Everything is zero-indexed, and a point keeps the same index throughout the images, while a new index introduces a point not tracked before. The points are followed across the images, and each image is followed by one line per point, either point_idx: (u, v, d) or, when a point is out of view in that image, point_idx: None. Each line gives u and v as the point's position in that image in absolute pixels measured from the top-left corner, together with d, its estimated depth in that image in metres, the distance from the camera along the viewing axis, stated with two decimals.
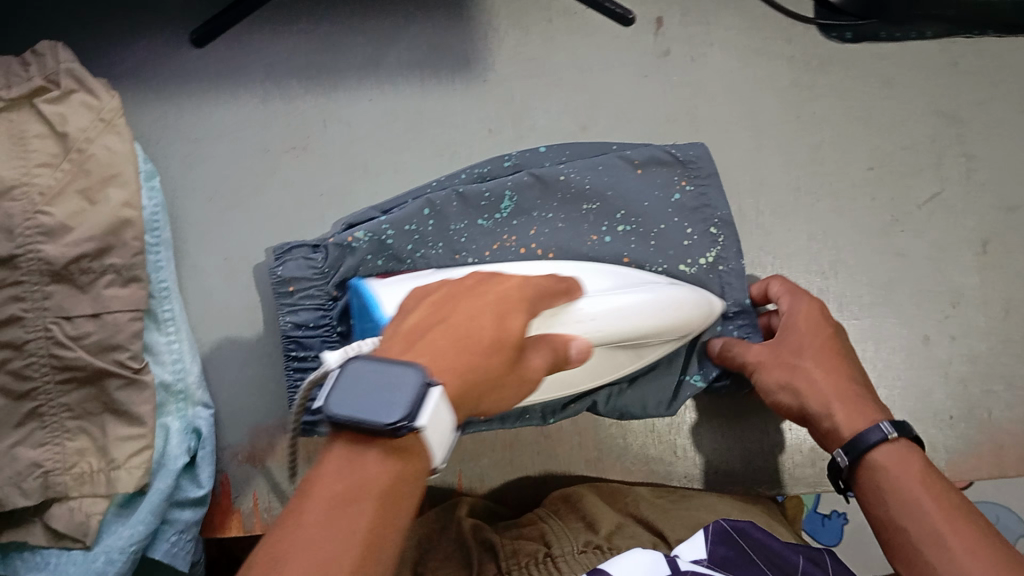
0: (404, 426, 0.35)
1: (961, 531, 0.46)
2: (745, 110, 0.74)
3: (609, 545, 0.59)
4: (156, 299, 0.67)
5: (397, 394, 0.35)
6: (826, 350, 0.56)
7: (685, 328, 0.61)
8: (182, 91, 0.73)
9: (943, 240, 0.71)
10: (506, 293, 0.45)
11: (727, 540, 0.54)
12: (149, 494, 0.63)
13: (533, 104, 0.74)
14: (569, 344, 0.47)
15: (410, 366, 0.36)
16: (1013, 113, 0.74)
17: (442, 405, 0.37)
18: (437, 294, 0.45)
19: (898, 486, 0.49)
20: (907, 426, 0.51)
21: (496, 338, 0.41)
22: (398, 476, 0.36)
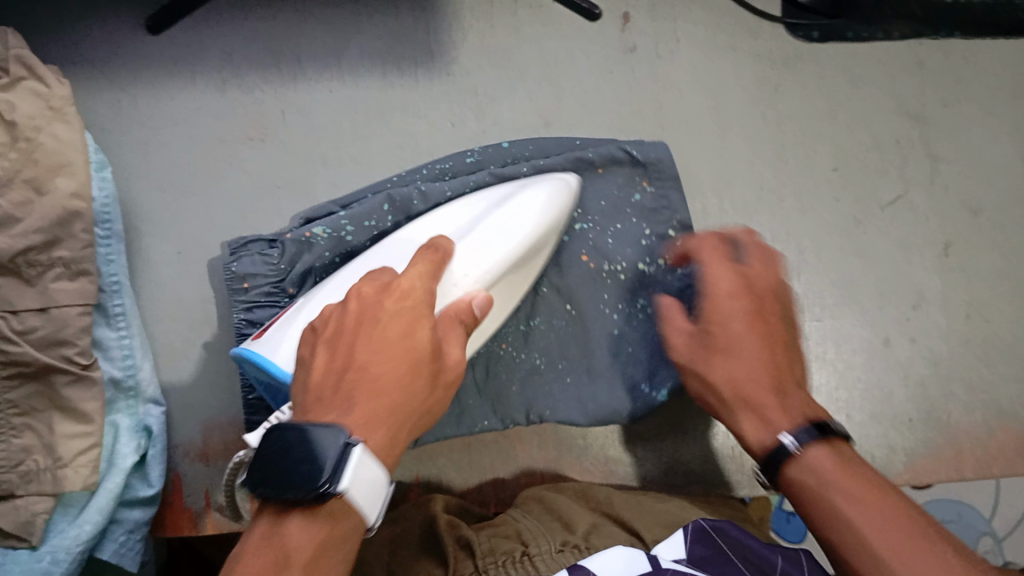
0: (327, 489, 0.40)
1: (889, 514, 0.43)
2: (710, 107, 0.73)
3: (586, 544, 0.58)
4: (106, 293, 0.65)
5: (319, 460, 0.40)
6: (735, 331, 0.51)
7: (560, 222, 0.60)
8: (136, 79, 0.71)
9: (906, 242, 0.71)
10: (405, 302, 0.47)
11: (706, 538, 0.54)
12: (98, 493, 0.62)
13: (497, 98, 0.72)
14: (471, 305, 0.51)
15: (332, 427, 0.41)
16: (978, 114, 0.74)
17: (366, 465, 0.41)
18: (329, 325, 0.47)
19: (828, 494, 0.45)
20: (829, 428, 0.47)
21: (410, 362, 0.45)
22: (325, 536, 0.41)
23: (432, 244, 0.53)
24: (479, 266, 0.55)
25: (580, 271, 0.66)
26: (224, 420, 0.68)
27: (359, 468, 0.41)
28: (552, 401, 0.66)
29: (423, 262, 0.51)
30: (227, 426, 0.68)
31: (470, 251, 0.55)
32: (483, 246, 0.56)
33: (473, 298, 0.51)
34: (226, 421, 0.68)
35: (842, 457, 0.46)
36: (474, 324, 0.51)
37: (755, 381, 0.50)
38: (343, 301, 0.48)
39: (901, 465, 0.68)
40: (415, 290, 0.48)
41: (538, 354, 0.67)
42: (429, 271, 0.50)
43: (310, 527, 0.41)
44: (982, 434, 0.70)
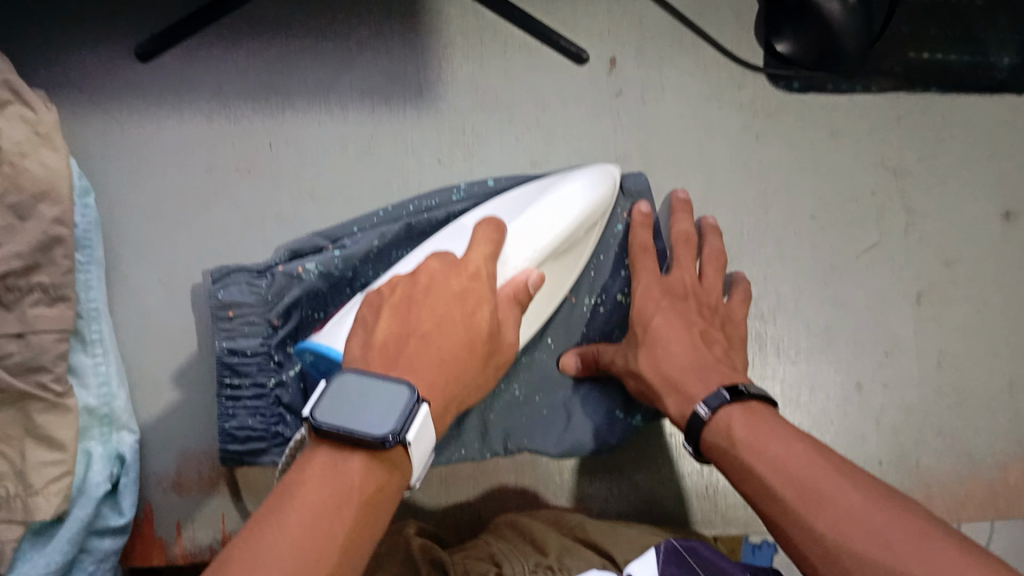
0: (392, 438, 0.42)
1: (805, 458, 0.47)
2: (693, 152, 0.74)
3: (559, 566, 0.61)
4: (84, 320, 0.65)
5: (388, 413, 0.42)
6: (657, 325, 0.61)
7: (602, 211, 0.65)
8: (124, 105, 0.71)
9: (881, 291, 0.73)
10: (472, 286, 0.53)
11: (679, 559, 0.55)
12: (67, 522, 0.61)
13: (485, 136, 0.73)
14: (528, 282, 0.56)
15: (400, 386, 0.43)
16: (954, 168, 0.75)
17: (426, 425, 0.45)
18: (395, 295, 0.52)
19: (764, 455, 0.49)
20: (749, 389, 0.53)
21: (468, 340, 0.50)
22: (381, 483, 0.43)
23: (496, 228, 0.59)
24: (529, 248, 0.60)
25: (565, 307, 0.68)
26: (200, 448, 0.67)
27: (421, 423, 0.44)
28: (528, 430, 0.67)
29: (485, 245, 0.57)
30: (202, 454, 0.67)
31: (520, 236, 0.60)
32: (532, 228, 0.60)
33: (528, 275, 0.56)
34: (201, 449, 0.67)
35: (769, 419, 0.51)
36: (528, 299, 0.56)
37: (672, 359, 0.58)
38: (411, 274, 0.54)
39: None
40: (481, 273, 0.55)
41: (518, 384, 0.67)
42: (490, 252, 0.57)
43: (369, 472, 0.43)
44: (952, 481, 0.71)
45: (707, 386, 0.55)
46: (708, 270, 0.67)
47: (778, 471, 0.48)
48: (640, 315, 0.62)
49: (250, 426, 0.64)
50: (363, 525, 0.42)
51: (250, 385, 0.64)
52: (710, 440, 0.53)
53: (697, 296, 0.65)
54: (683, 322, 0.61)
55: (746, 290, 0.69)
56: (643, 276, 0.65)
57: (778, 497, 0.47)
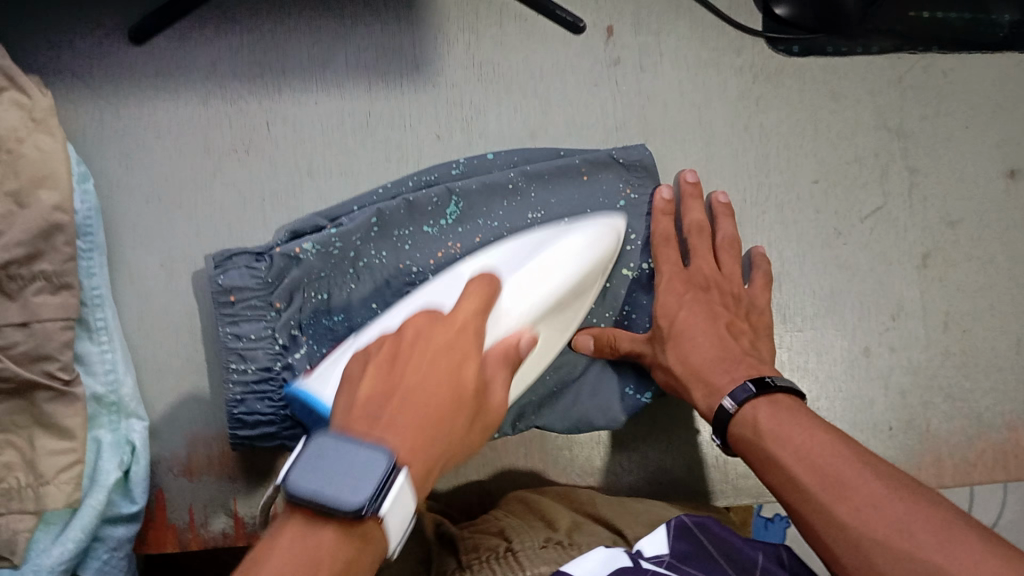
0: (366, 510, 0.39)
1: (830, 447, 0.48)
2: (694, 120, 0.73)
3: (570, 542, 0.61)
4: (88, 307, 0.64)
5: (363, 481, 0.40)
6: (682, 319, 0.63)
7: (602, 267, 0.63)
8: (119, 89, 0.70)
9: (886, 254, 0.72)
10: (459, 336, 0.50)
11: (687, 534, 0.55)
12: (80, 511, 0.61)
13: (484, 110, 0.72)
14: (519, 340, 0.54)
15: (378, 451, 0.41)
16: (956, 128, 0.75)
17: (405, 491, 0.42)
18: (382, 351, 0.49)
19: (787, 445, 0.50)
20: (772, 382, 0.54)
21: (456, 396, 0.47)
22: (351, 556, 0.41)
23: (486, 279, 0.56)
24: (523, 304, 0.58)
25: None
26: (209, 433, 0.67)
27: (399, 489, 0.41)
28: (538, 407, 0.66)
29: (473, 298, 0.54)
30: (211, 439, 0.67)
31: (517, 288, 0.58)
32: (528, 290, 0.58)
33: (521, 335, 0.54)
34: (210, 434, 0.67)
35: (793, 409, 0.52)
36: (519, 360, 0.54)
37: (699, 354, 0.60)
38: (396, 332, 0.51)
39: None
40: (469, 327, 0.51)
41: None
42: (480, 305, 0.54)
43: (340, 543, 0.41)
44: (962, 442, 0.71)
45: (734, 381, 0.57)
46: (724, 258, 0.68)
47: (803, 460, 0.48)
48: (664, 310, 0.64)
49: (259, 410, 0.64)
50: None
51: (257, 369, 0.64)
52: (737, 433, 0.54)
53: (720, 286, 0.66)
54: (708, 315, 0.63)
55: (766, 266, 0.69)
56: (670, 261, 0.66)
57: (801, 488, 0.48)
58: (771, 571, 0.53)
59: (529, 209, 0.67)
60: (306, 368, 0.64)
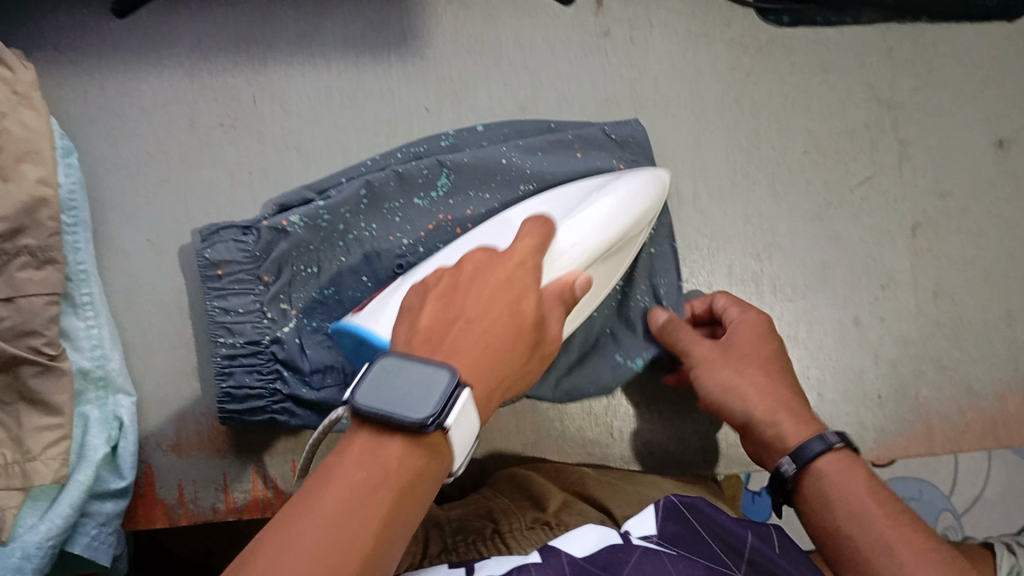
0: (431, 422, 0.39)
1: (905, 532, 0.48)
2: (684, 91, 0.73)
3: (557, 522, 0.61)
4: (73, 283, 0.64)
5: (431, 391, 0.39)
6: (761, 374, 0.57)
7: (645, 216, 0.63)
8: (103, 63, 0.69)
9: (876, 225, 0.72)
10: (518, 271, 0.49)
11: (677, 516, 0.55)
12: (69, 487, 0.60)
13: (473, 82, 0.72)
14: (574, 282, 0.52)
15: (442, 367, 0.40)
16: (946, 98, 0.75)
17: (469, 406, 0.41)
18: (443, 280, 0.49)
19: (861, 517, 0.49)
20: (847, 437, 0.53)
21: (518, 326, 0.46)
22: (420, 467, 0.40)
23: (545, 220, 0.55)
24: (578, 244, 0.58)
25: None
26: (198, 409, 0.67)
27: (464, 403, 0.40)
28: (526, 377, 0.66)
29: (531, 236, 0.53)
30: (200, 415, 0.67)
31: (570, 231, 0.58)
32: (584, 226, 0.59)
33: (574, 278, 0.52)
34: (199, 411, 0.67)
35: (854, 460, 0.52)
36: (574, 301, 0.52)
37: (786, 411, 0.55)
38: (455, 265, 0.50)
39: (871, 443, 0.70)
40: (528, 262, 0.50)
41: None
42: (536, 245, 0.53)
43: (408, 455, 0.39)
44: (951, 411, 0.71)
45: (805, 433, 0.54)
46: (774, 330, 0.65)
47: (879, 539, 0.48)
48: (744, 357, 0.58)
49: (247, 384, 0.63)
50: (406, 508, 0.39)
51: (245, 343, 0.63)
52: (801, 487, 0.53)
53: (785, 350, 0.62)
54: (787, 377, 0.58)
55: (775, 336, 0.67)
56: (736, 313, 0.62)
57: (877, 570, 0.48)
58: (761, 551, 0.53)
59: (522, 181, 0.67)
60: (295, 342, 0.64)
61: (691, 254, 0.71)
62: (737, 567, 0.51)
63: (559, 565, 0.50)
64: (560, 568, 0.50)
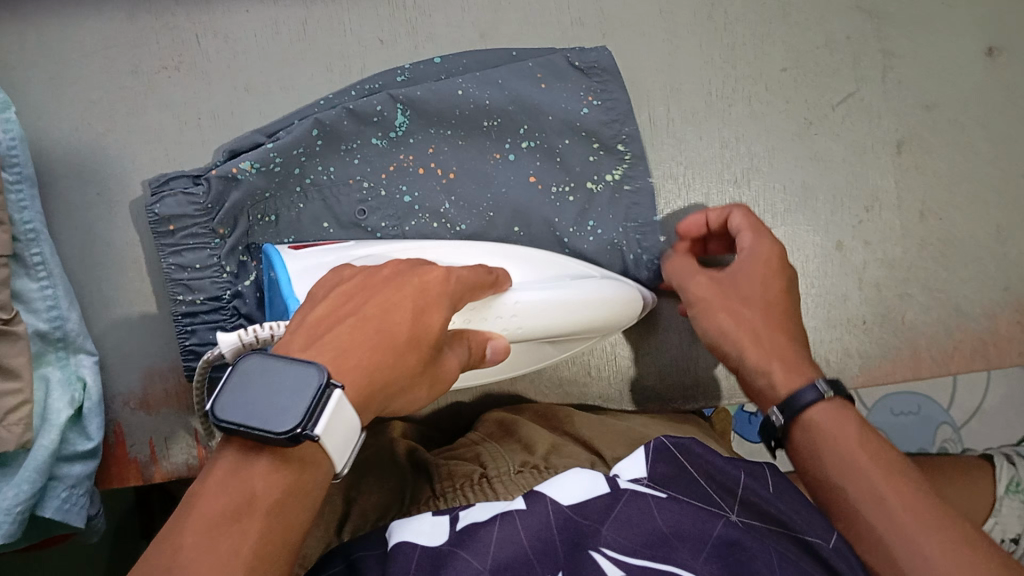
0: (300, 433, 0.37)
1: (901, 492, 0.45)
2: (653, 9, 0.69)
3: (546, 464, 0.60)
4: (23, 243, 0.61)
5: (293, 402, 0.37)
6: (761, 321, 0.54)
7: (614, 323, 0.62)
8: (34, 6, 0.65)
9: (859, 142, 0.69)
10: (425, 283, 0.46)
11: (667, 456, 0.51)
12: (33, 451, 0.59)
13: (428, 10, 0.68)
14: (488, 343, 0.51)
15: (311, 365, 0.38)
16: (932, 5, 0.70)
17: (342, 410, 0.39)
18: (351, 283, 0.46)
19: (846, 465, 0.47)
20: (840, 387, 0.51)
21: (413, 336, 0.44)
22: (290, 483, 0.39)
23: (485, 269, 0.53)
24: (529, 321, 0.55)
25: (534, 199, 0.65)
26: (163, 365, 0.65)
27: (332, 411, 0.38)
28: None
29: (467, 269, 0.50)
30: (165, 372, 0.65)
31: (540, 305, 0.56)
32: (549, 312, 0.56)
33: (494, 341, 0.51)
34: (164, 367, 0.65)
35: (848, 409, 0.50)
36: (479, 357, 0.50)
37: (773, 342, 0.53)
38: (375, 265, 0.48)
39: (854, 370, 0.69)
40: (449, 280, 0.47)
41: None
42: (472, 283, 0.50)
43: (277, 470, 0.39)
44: (938, 333, 0.70)
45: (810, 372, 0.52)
46: None
47: (866, 493, 0.46)
48: (743, 293, 0.56)
49: (211, 340, 0.62)
50: (278, 527, 0.39)
51: (205, 299, 0.61)
52: (790, 437, 0.51)
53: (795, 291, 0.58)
54: (786, 316, 0.55)
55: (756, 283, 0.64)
56: (749, 240, 0.58)
57: (865, 524, 0.46)
58: (757, 492, 0.50)
59: (484, 117, 0.64)
60: (256, 295, 0.62)
61: (668, 183, 0.68)
62: (730, 509, 0.50)
63: (544, 513, 0.48)
64: (545, 517, 0.48)
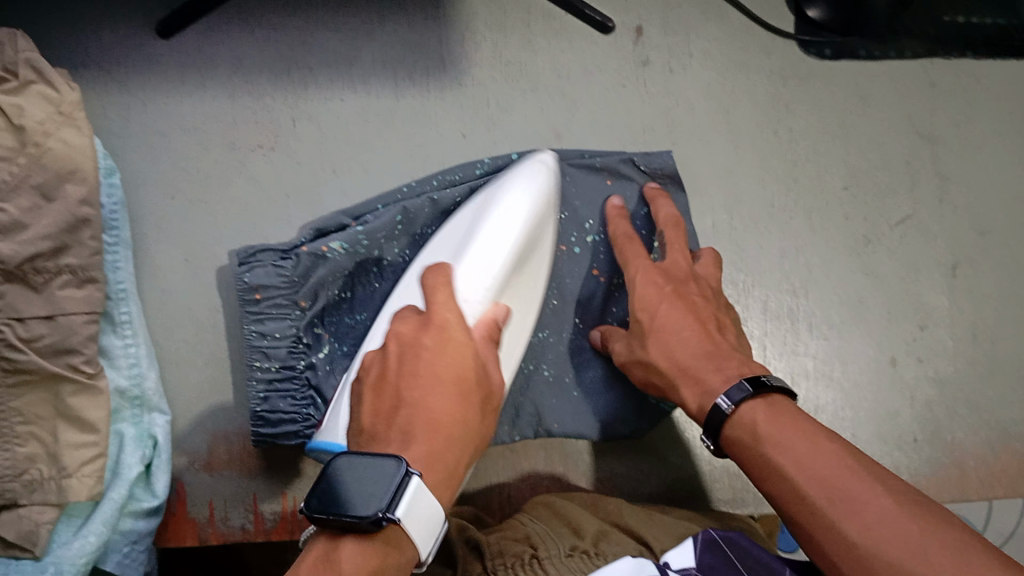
0: (382, 518, 0.40)
1: (829, 456, 0.46)
2: (721, 122, 0.73)
3: (596, 550, 0.57)
4: (113, 301, 0.64)
5: (377, 489, 0.41)
6: (661, 322, 0.58)
7: (545, 207, 0.60)
8: (147, 82, 0.70)
9: (915, 262, 0.72)
10: (444, 333, 0.49)
11: (714, 548, 0.52)
12: (102, 504, 0.61)
13: (511, 109, 0.72)
14: (495, 317, 0.53)
15: (389, 459, 0.41)
16: (987, 137, 0.74)
17: (420, 496, 0.42)
18: (378, 368, 0.50)
19: (766, 444, 0.48)
20: (766, 383, 0.50)
21: (459, 383, 0.48)
22: (378, 565, 0.41)
23: (432, 271, 0.53)
24: (484, 280, 0.56)
25: (592, 285, 0.67)
26: (230, 429, 0.67)
27: (410, 498, 0.41)
28: (559, 414, 0.66)
29: (440, 288, 0.52)
30: (232, 436, 0.67)
31: (472, 263, 0.56)
32: (482, 263, 0.56)
33: (496, 311, 0.53)
34: (231, 431, 0.67)
35: (778, 402, 0.50)
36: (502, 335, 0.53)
37: (683, 349, 0.56)
38: (382, 346, 0.51)
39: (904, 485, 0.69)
40: (451, 321, 0.50)
41: (547, 364, 0.67)
42: (452, 294, 0.52)
43: (363, 552, 0.41)
44: (988, 456, 0.70)
45: (726, 379, 0.52)
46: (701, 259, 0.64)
47: (806, 471, 0.46)
48: (642, 303, 0.59)
49: (281, 408, 0.63)
50: None
51: (279, 367, 0.63)
52: (736, 441, 0.50)
53: (698, 283, 0.61)
54: (689, 312, 0.58)
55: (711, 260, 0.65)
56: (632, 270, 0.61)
57: (808, 500, 0.45)
58: None
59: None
60: (328, 367, 0.64)
61: (726, 287, 0.70)
62: None
63: None
64: None
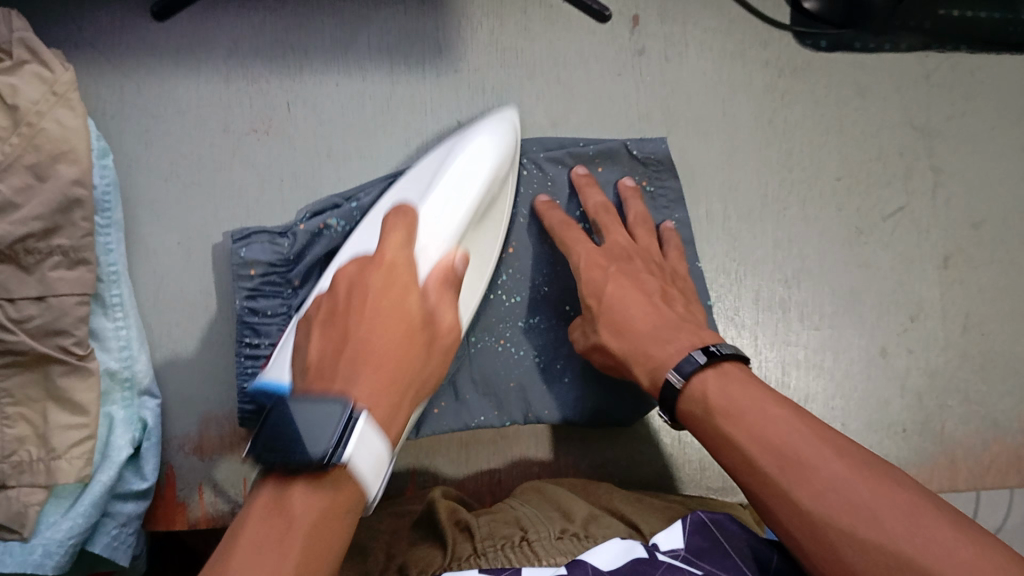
0: (330, 457, 0.41)
1: (781, 422, 0.47)
2: (717, 111, 0.73)
3: (586, 533, 0.57)
4: (104, 284, 0.64)
5: (323, 429, 0.41)
6: (608, 299, 0.59)
7: (507, 157, 0.63)
8: (143, 64, 0.70)
9: (907, 254, 0.72)
10: (393, 272, 0.50)
11: (703, 531, 0.52)
12: (91, 486, 0.61)
13: (507, 97, 0.72)
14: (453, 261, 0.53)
15: (335, 402, 0.42)
16: (981, 131, 0.75)
17: (366, 433, 0.43)
18: (330, 306, 0.50)
19: (720, 415, 0.49)
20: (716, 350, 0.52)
21: (405, 328, 0.48)
22: (329, 503, 0.42)
23: (395, 212, 0.54)
24: (443, 229, 0.57)
25: None
26: (221, 413, 0.67)
27: (357, 437, 0.42)
28: (548, 400, 0.67)
29: (395, 231, 0.53)
30: (222, 420, 0.67)
31: (433, 207, 0.58)
32: (440, 205, 0.58)
33: (454, 256, 0.53)
34: (222, 415, 0.67)
35: (733, 372, 0.51)
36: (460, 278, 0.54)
37: (634, 327, 0.57)
38: (331, 288, 0.51)
39: None
40: (400, 261, 0.51)
41: (537, 352, 0.67)
42: (405, 237, 0.53)
43: (314, 494, 0.42)
44: (978, 446, 0.71)
45: (676, 351, 0.53)
46: (638, 233, 0.66)
47: (758, 440, 0.47)
48: (591, 286, 0.61)
49: None
50: (314, 551, 0.41)
51: (268, 343, 0.64)
52: (688, 410, 0.52)
53: (641, 256, 0.64)
54: (635, 285, 0.60)
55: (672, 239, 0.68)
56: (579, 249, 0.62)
57: (760, 469, 0.47)
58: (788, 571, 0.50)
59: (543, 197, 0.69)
60: None
61: (719, 276, 0.70)
62: None
63: None
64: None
